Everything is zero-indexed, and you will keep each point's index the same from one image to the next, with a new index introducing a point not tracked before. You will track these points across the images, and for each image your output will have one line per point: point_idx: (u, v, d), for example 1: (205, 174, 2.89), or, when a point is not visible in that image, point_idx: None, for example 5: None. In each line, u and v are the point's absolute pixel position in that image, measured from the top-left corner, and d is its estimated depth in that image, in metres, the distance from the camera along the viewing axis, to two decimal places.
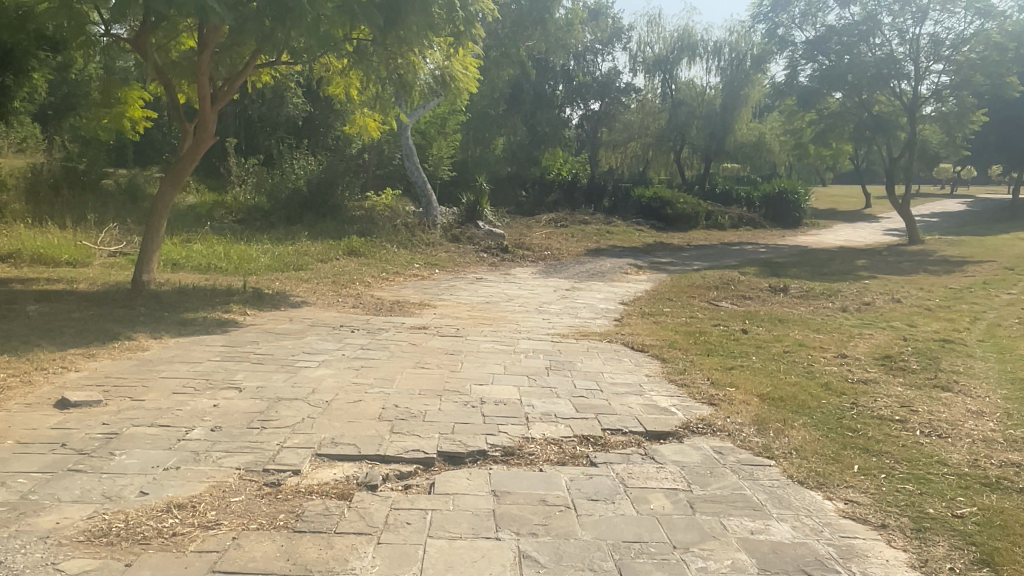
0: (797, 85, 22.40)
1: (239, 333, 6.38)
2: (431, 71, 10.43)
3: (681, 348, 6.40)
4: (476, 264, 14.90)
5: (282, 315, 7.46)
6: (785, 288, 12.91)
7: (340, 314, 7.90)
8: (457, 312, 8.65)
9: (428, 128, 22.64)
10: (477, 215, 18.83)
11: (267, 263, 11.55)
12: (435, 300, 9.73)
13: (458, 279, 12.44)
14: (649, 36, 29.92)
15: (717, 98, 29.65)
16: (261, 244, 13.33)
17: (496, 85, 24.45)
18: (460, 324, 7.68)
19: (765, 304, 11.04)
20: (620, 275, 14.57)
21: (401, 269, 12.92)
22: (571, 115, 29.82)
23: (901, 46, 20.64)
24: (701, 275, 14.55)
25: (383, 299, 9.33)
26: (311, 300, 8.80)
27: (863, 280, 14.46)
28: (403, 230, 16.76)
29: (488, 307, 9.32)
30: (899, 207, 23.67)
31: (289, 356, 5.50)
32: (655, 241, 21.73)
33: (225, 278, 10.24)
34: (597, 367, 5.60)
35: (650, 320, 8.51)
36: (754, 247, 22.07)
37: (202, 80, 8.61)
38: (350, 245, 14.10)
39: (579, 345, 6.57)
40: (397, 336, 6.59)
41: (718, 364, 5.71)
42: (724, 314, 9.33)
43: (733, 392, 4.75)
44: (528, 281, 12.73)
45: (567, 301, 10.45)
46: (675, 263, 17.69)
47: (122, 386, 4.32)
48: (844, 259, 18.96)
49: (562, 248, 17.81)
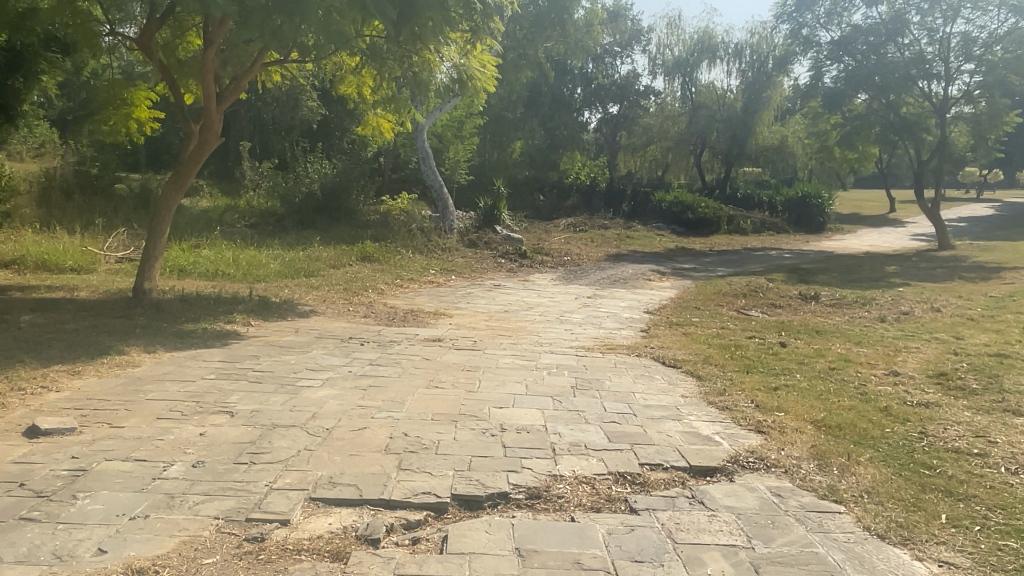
0: (822, 86, 21.73)
1: (240, 346, 5.95)
2: (447, 69, 9.98)
3: (717, 364, 5.88)
4: (494, 271, 14.45)
5: (287, 327, 7.03)
6: (816, 296, 12.36)
7: (351, 324, 7.47)
8: (474, 323, 8.19)
9: (445, 131, 22.23)
10: (494, 219, 18.40)
11: (277, 270, 11.17)
12: (451, 309, 9.28)
13: (475, 286, 11.99)
14: (669, 39, 29.86)
15: (738, 101, 29.05)
16: (273, 250, 12.95)
17: (514, 88, 24.05)
18: (478, 335, 7.22)
19: (798, 313, 10.50)
20: (643, 281, 14.06)
21: (416, 276, 12.50)
22: (590, 119, 29.20)
23: (930, 46, 19.99)
24: (727, 282, 14.00)
25: (396, 308, 8.90)
26: (320, 309, 8.38)
27: (896, 288, 13.83)
28: (418, 235, 16.34)
29: (506, 317, 8.86)
30: (929, 211, 22.87)
31: (290, 373, 5.07)
32: (677, 246, 21.19)
33: (232, 286, 9.85)
34: (627, 387, 5.11)
35: (678, 331, 8.00)
36: (779, 252, 21.45)
37: (207, 77, 8.21)
38: (363, 251, 13.69)
39: (606, 360, 6.08)
40: (409, 350, 6.14)
41: (761, 383, 5.19)
42: (757, 324, 8.79)
43: (782, 418, 4.24)
44: (547, 288, 12.26)
45: (589, 309, 9.96)
46: (698, 269, 17.15)
47: (103, 411, 3.88)
48: (873, 265, 18.33)
49: (582, 254, 17.32)
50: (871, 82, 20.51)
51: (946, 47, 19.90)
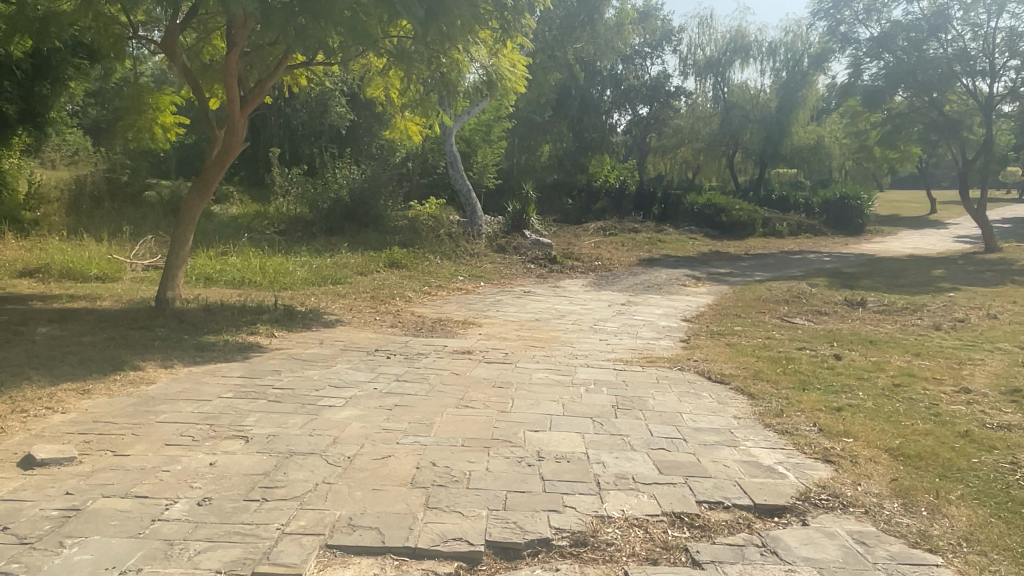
0: (861, 84, 21.03)
1: (261, 360, 5.66)
2: (477, 69, 9.62)
3: (770, 381, 5.44)
4: (524, 276, 14.09)
5: (311, 338, 6.73)
6: (862, 303, 11.79)
7: (377, 335, 7.15)
8: (505, 332, 7.83)
9: (473, 135, 21.93)
10: (523, 224, 18.07)
11: (304, 277, 10.93)
12: (481, 317, 8.93)
13: (505, 293, 11.64)
14: (700, 38, 29.12)
15: (772, 101, 28.39)
16: (299, 256, 12.73)
17: (543, 90, 23.69)
18: (509, 347, 6.85)
19: (845, 320, 9.96)
20: (678, 287, 13.59)
21: (444, 282, 12.19)
22: (619, 121, 28.68)
23: (974, 42, 19.22)
24: (766, 287, 13.48)
25: (424, 317, 8.57)
26: (346, 318, 8.08)
27: (946, 293, 13.17)
28: (447, 240, 16.05)
29: (538, 326, 8.49)
30: (974, 212, 21.99)
31: (311, 391, 4.74)
32: (710, 250, 20.64)
33: (257, 294, 9.62)
34: (674, 406, 4.70)
35: (721, 341, 7.56)
36: (817, 256, 20.81)
37: (231, 80, 7.95)
38: (391, 257, 13.42)
39: (648, 376, 5.67)
40: (438, 364, 5.79)
41: (821, 403, 4.74)
42: (804, 334, 8.30)
43: (853, 446, 3.81)
44: (580, 294, 11.87)
45: (624, 318, 9.54)
46: (734, 273, 16.60)
47: (109, 437, 3.59)
48: (917, 268, 17.64)
49: (614, 258, 16.89)
50: (913, 79, 19.79)
51: (992, 42, 19.12)
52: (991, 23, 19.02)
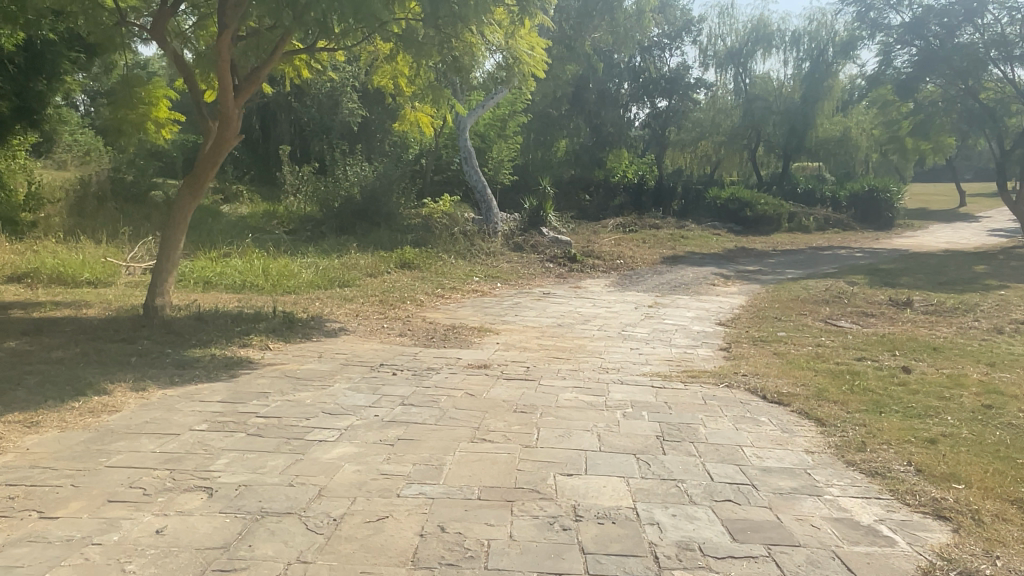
0: (892, 72, 20.01)
1: (248, 379, 4.96)
2: (492, 53, 8.79)
3: (839, 403, 4.65)
4: (542, 276, 13.35)
5: (310, 351, 6.01)
6: (908, 303, 10.91)
7: (384, 346, 6.43)
8: (525, 340, 7.11)
9: (488, 130, 21.23)
10: (541, 221, 17.31)
11: (309, 280, 10.27)
12: (498, 323, 8.18)
13: (523, 295, 10.91)
14: (720, 28, 27.93)
15: (796, 92, 27.42)
16: (305, 258, 12.03)
17: (560, 83, 22.93)
18: (532, 359, 6.08)
19: (895, 324, 9.12)
20: (707, 287, 12.83)
21: (458, 284, 11.46)
22: (637, 116, 27.75)
23: (1013, 26, 18.20)
24: (802, 286, 12.64)
25: (436, 324, 7.82)
26: (351, 326, 7.36)
27: (997, 290, 12.27)
28: (461, 239, 15.32)
29: (561, 332, 7.74)
30: (1014, 205, 20.89)
31: (301, 419, 4.03)
32: (736, 246, 19.81)
33: (257, 299, 8.95)
34: (732, 438, 3.93)
35: (767, 350, 6.75)
36: (848, 251, 19.90)
37: (224, 68, 7.25)
38: (403, 257, 12.71)
39: (693, 396, 4.91)
40: (450, 383, 5.04)
41: (909, 433, 3.94)
42: (857, 341, 7.49)
43: (969, 497, 3.03)
44: (603, 296, 11.10)
45: (653, 322, 8.76)
46: (764, 271, 15.75)
47: (41, 492, 2.92)
48: (958, 264, 16.67)
49: (636, 256, 16.08)
50: (948, 65, 18.78)
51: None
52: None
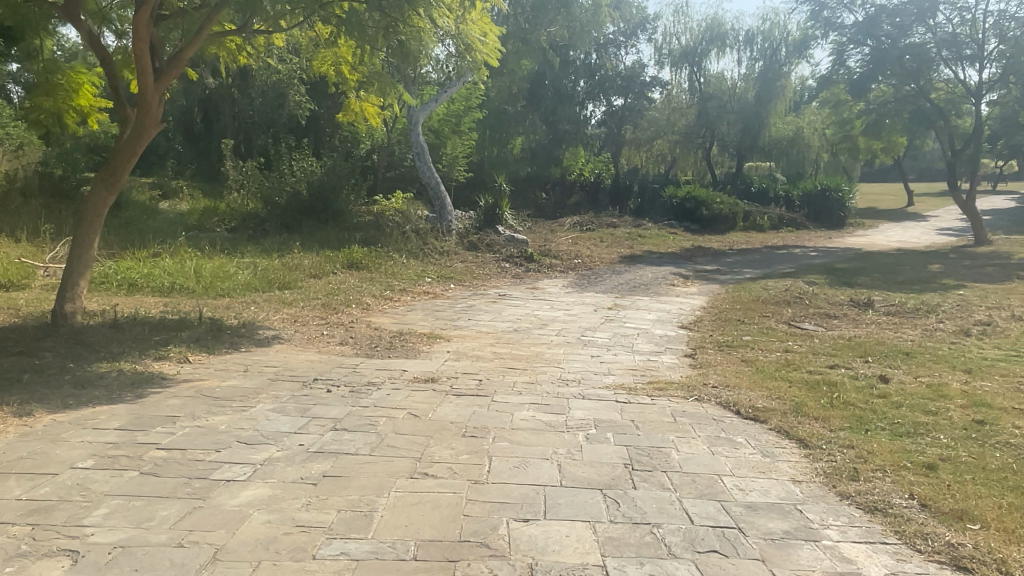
0: (845, 72, 20.02)
1: (157, 401, 4.33)
2: (442, 38, 8.18)
3: (820, 419, 4.22)
4: (498, 277, 12.83)
5: (235, 364, 5.38)
6: (869, 303, 10.69)
7: (322, 358, 5.82)
8: (478, 348, 6.57)
9: (441, 126, 20.59)
10: (496, 219, 16.76)
11: (246, 282, 9.58)
12: (449, 329, 7.62)
13: (478, 297, 10.36)
14: (675, 27, 27.76)
15: (750, 91, 27.38)
16: (242, 258, 11.26)
17: (515, 78, 22.42)
18: (485, 371, 5.53)
19: (860, 326, 8.83)
20: (667, 287, 12.47)
21: (408, 285, 10.84)
22: (593, 113, 27.39)
23: (962, 27, 18.39)
24: (763, 286, 12.39)
25: (382, 330, 7.23)
26: (286, 334, 6.72)
27: (954, 290, 12.19)
28: (414, 238, 14.69)
29: (516, 338, 7.22)
30: (963, 203, 21.15)
31: (210, 453, 3.44)
32: (693, 245, 19.61)
33: (185, 304, 8.26)
34: (708, 465, 3.46)
35: (735, 357, 6.33)
36: (804, 250, 19.87)
37: (141, 49, 6.52)
38: (350, 256, 12.04)
39: (662, 412, 4.43)
40: (391, 402, 4.48)
41: (902, 456, 3.54)
42: (826, 345, 7.14)
43: (990, 542, 2.63)
44: (560, 297, 10.62)
45: (614, 326, 8.31)
46: (722, 271, 15.49)
47: None
48: (912, 263, 16.69)
49: (594, 256, 15.66)
50: (899, 65, 18.87)
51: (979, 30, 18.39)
52: (979, 7, 18.22)
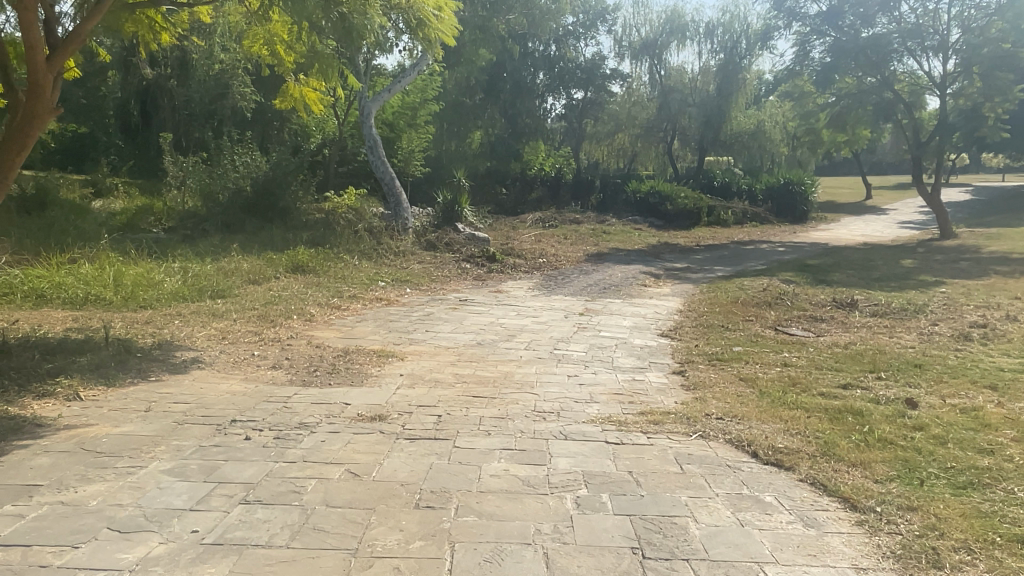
0: (809, 63, 19.52)
1: (17, 463, 3.33)
2: (389, 12, 7.21)
3: (860, 466, 3.44)
4: (458, 279, 11.90)
5: (137, 402, 4.39)
6: (853, 303, 10.06)
7: (249, 390, 4.84)
8: (437, 368, 5.67)
9: (396, 119, 19.47)
10: (455, 216, 15.84)
11: (173, 290, 8.51)
12: (403, 344, 6.69)
13: (437, 303, 9.44)
14: (634, 19, 27.14)
15: (711, 83, 26.86)
16: (172, 262, 10.15)
17: (473, 67, 21.54)
18: (445, 401, 4.62)
19: (852, 330, 8.15)
20: (638, 288, 11.73)
21: (359, 291, 9.83)
22: (553, 107, 26.60)
23: (925, 17, 17.99)
24: (739, 286, 11.72)
25: (324, 347, 6.26)
26: (209, 357, 5.72)
27: (938, 288, 11.66)
28: (367, 237, 13.69)
29: (480, 354, 6.32)
30: (928, 196, 20.89)
31: (62, 554, 2.48)
32: (659, 241, 18.97)
33: (99, 319, 7.19)
34: (742, 548, 2.62)
35: (731, 375, 5.54)
36: (771, 246, 19.38)
37: (30, 23, 5.38)
38: (296, 259, 11.00)
39: (666, 459, 3.58)
40: (324, 454, 3.53)
41: (987, 526, 2.78)
42: (826, 356, 6.40)
43: None
44: (526, 302, 9.76)
45: (588, 336, 7.49)
46: (693, 269, 14.81)
47: None
48: (885, 258, 16.26)
49: (559, 254, 14.84)
50: (862, 56, 18.46)
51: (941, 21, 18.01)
52: None
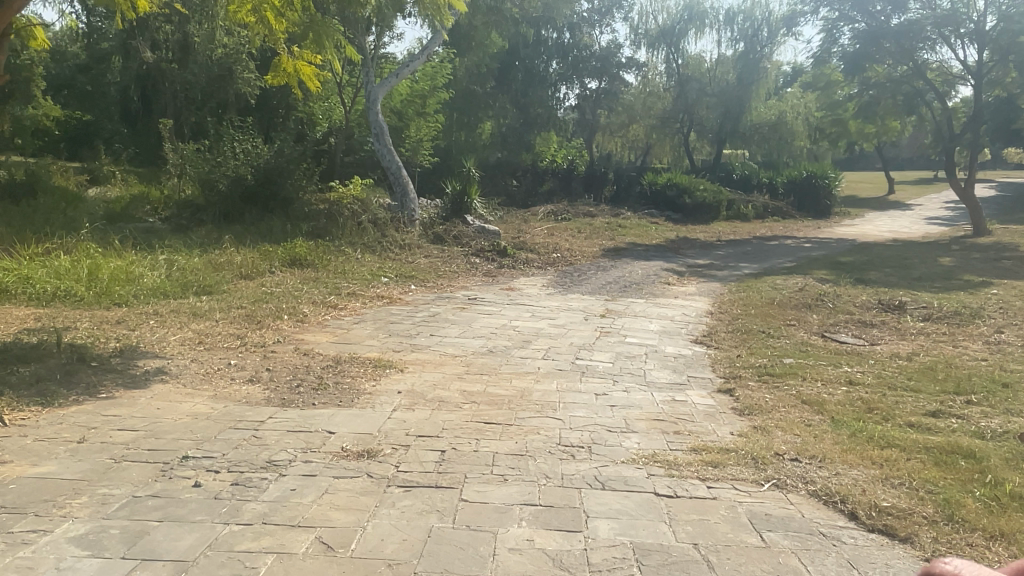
0: (837, 51, 18.43)
1: None
2: None
3: (1003, 540, 2.59)
4: (467, 275, 11.07)
5: (73, 430, 3.57)
6: (901, 306, 9.14)
7: (215, 411, 4.00)
8: (442, 383, 4.83)
9: (405, 107, 18.50)
10: (464, 208, 14.98)
11: (154, 286, 7.72)
12: (405, 351, 5.85)
13: (444, 302, 8.60)
14: (651, 6, 25.96)
15: (730, 72, 25.77)
16: (158, 254, 9.35)
17: (485, 52, 20.62)
18: (451, 430, 3.77)
19: (910, 339, 7.26)
20: (661, 286, 10.87)
21: (359, 288, 8.99)
22: (566, 96, 25.67)
23: (959, 4, 16.86)
24: (771, 285, 10.83)
25: (313, 354, 5.42)
26: (177, 366, 4.91)
27: (990, 290, 10.71)
28: (371, 229, 12.86)
29: (492, 365, 5.47)
30: (961, 190, 19.83)
31: None
32: (678, 236, 18.07)
33: (66, 318, 6.41)
34: None
35: (792, 396, 4.66)
36: (796, 242, 18.45)
37: None
38: (293, 251, 10.17)
39: (740, 524, 2.73)
40: (289, 513, 2.69)
41: None
42: (896, 372, 5.51)
43: None
44: (541, 301, 8.92)
45: (614, 342, 6.64)
46: (717, 266, 13.91)
47: None
48: (920, 256, 15.32)
49: (575, 249, 13.98)
50: (893, 45, 17.34)
51: (974, 7, 16.88)
52: None
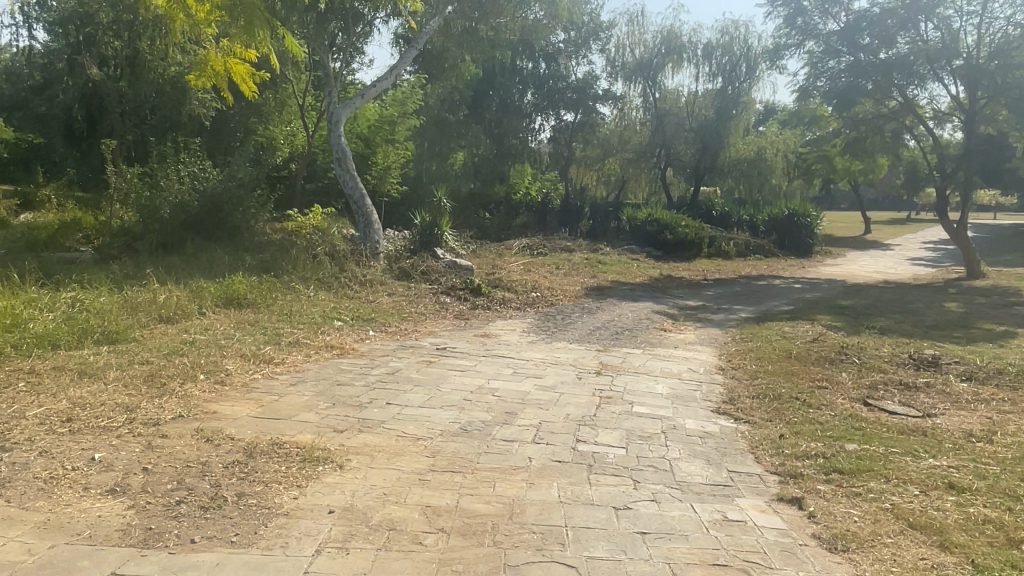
0: (823, 85, 17.22)
1: None
2: None
3: None
4: (435, 318, 9.62)
5: None
6: (938, 362, 7.92)
7: (25, 564, 2.53)
8: (396, 489, 3.39)
9: (372, 133, 17.07)
10: (434, 240, 13.59)
11: (41, 334, 6.12)
12: (351, 430, 4.40)
13: (407, 353, 7.15)
14: (629, 38, 24.88)
15: (709, 109, 24.84)
16: (61, 292, 7.75)
17: (459, 77, 19.31)
18: None
19: (973, 408, 6.00)
20: (657, 333, 9.56)
21: (306, 334, 7.50)
22: (541, 127, 24.46)
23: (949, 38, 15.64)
24: (779, 333, 9.58)
25: (224, 438, 3.95)
26: (14, 465, 3.41)
27: (1020, 342, 9.58)
28: (327, 262, 11.39)
29: (467, 454, 4.05)
30: (953, 232, 18.89)
31: None
32: (663, 274, 16.87)
33: None
34: None
35: (894, 516, 3.31)
36: (786, 283, 17.36)
37: None
38: (231, 289, 8.68)
39: None
40: None
41: None
42: (1000, 468, 4.19)
43: None
44: (523, 353, 7.53)
45: (619, 413, 5.26)
46: (711, 308, 12.68)
47: None
48: (924, 300, 14.28)
49: (556, 288, 12.64)
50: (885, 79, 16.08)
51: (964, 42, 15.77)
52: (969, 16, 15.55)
